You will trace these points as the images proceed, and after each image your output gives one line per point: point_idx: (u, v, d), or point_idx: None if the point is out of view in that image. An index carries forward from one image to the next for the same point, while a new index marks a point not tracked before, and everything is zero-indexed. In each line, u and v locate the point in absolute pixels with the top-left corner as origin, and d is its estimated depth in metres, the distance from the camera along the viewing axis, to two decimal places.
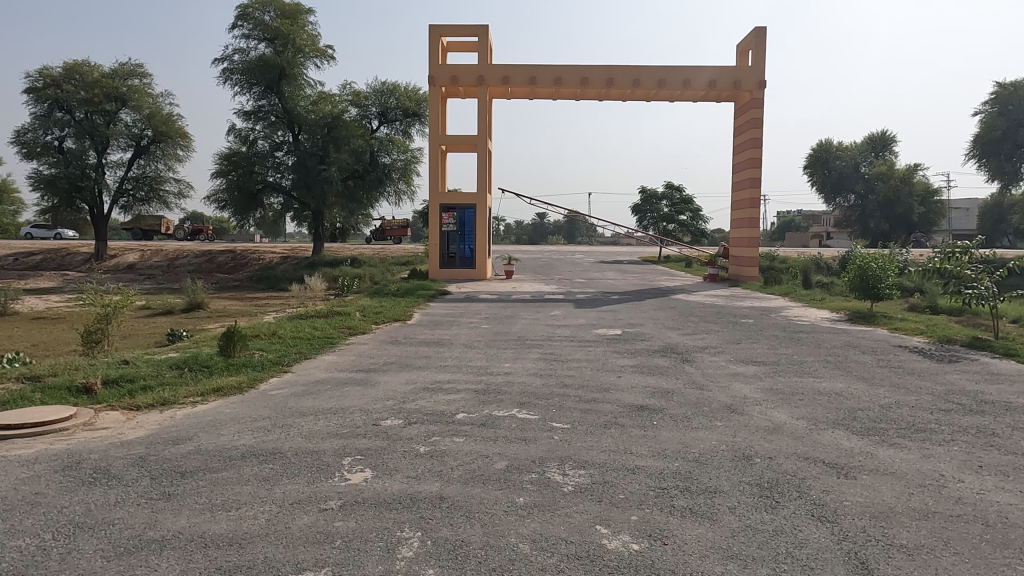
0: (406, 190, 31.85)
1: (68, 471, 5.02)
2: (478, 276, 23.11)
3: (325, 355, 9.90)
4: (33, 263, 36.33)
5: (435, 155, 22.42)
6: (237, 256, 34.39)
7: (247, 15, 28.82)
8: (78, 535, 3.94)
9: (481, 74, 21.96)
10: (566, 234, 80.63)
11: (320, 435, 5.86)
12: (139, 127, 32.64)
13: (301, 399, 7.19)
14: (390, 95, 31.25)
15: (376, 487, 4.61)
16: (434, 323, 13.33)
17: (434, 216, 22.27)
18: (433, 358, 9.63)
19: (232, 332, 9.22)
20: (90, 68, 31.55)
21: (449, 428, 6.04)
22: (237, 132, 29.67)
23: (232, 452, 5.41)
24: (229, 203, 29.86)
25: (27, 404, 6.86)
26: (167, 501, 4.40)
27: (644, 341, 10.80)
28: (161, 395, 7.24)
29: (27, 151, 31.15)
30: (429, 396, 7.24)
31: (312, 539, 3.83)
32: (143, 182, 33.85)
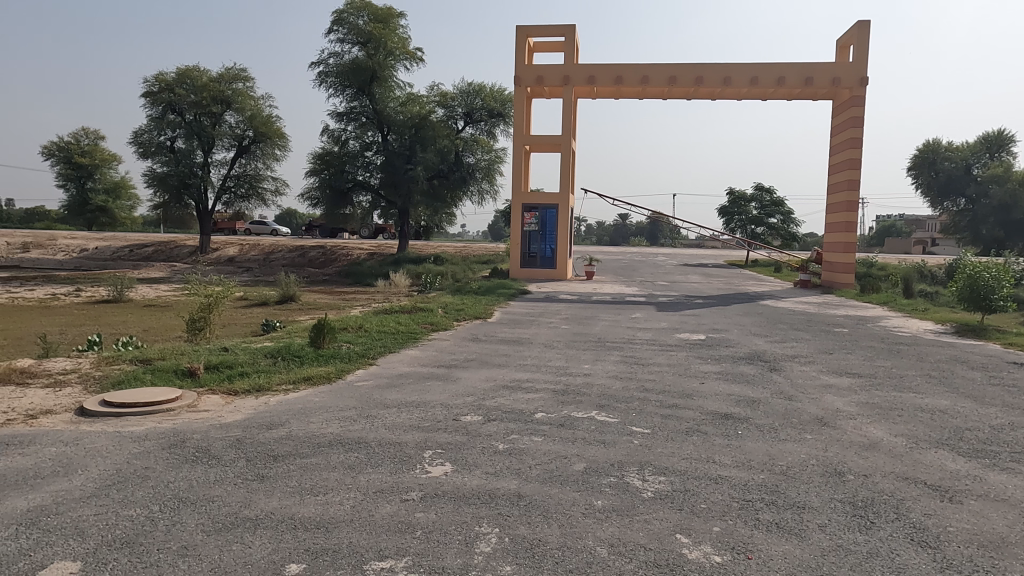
0: (489, 190, 32.10)
1: (174, 449, 5.38)
2: (559, 276, 23.06)
3: (408, 350, 10.15)
4: (145, 254, 39.23)
5: (519, 154, 22.52)
6: (327, 251, 35.80)
7: (341, 20, 29.89)
8: (182, 509, 4.22)
9: (567, 74, 21.93)
10: (648, 236, 78.97)
11: (402, 427, 6.03)
12: (241, 128, 34.59)
13: (385, 392, 7.42)
14: (475, 95, 31.65)
15: (456, 481, 4.69)
16: (513, 322, 13.39)
17: (516, 215, 22.47)
18: (513, 357, 9.68)
19: (322, 324, 9.61)
20: (200, 73, 33.72)
21: (528, 427, 6.07)
22: (330, 132, 30.93)
23: (321, 439, 5.65)
24: (320, 200, 31.03)
25: (138, 385, 7.44)
26: (261, 483, 4.65)
27: (729, 348, 10.48)
28: (257, 382, 7.67)
29: (144, 150, 33.68)
30: (509, 395, 7.29)
31: (394, 528, 3.94)
32: (243, 180, 35.81)
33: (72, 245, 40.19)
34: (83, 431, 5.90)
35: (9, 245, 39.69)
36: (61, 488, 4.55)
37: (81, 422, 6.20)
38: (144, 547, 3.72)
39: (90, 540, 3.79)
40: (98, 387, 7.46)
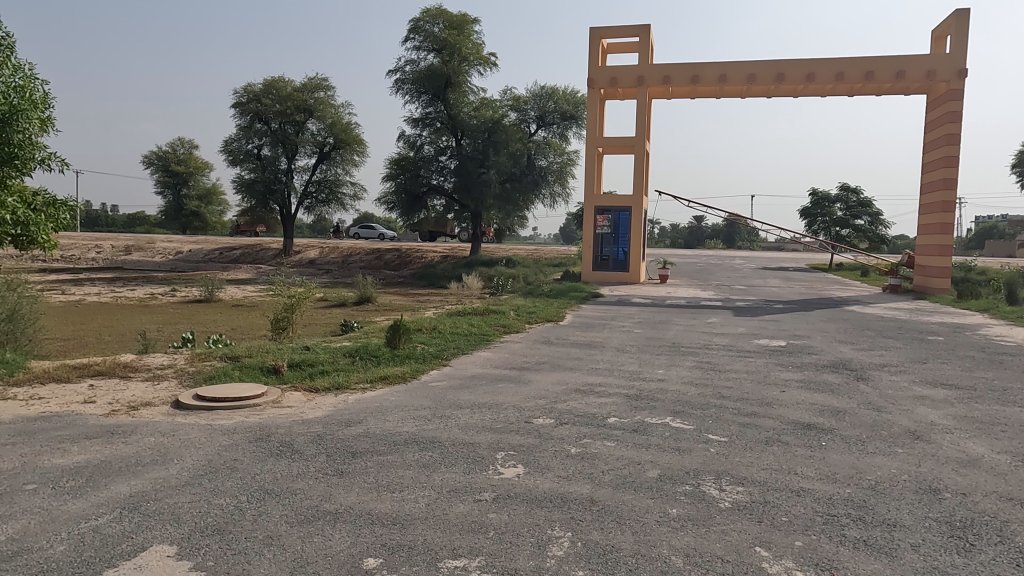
0: (561, 193, 32.15)
1: (260, 443, 5.65)
2: (632, 280, 22.67)
3: (480, 351, 10.26)
4: (234, 256, 41.36)
5: (591, 156, 22.38)
6: (402, 254, 36.65)
7: (418, 28, 30.59)
8: (267, 500, 4.42)
9: (641, 74, 21.64)
10: (725, 238, 76.62)
11: (475, 428, 6.10)
12: (322, 136, 35.93)
13: (458, 392, 7.53)
14: (548, 98, 31.72)
15: (527, 483, 4.70)
16: (585, 325, 13.29)
17: (588, 217, 22.36)
18: (586, 360, 9.62)
19: (398, 325, 9.84)
20: (285, 83, 35.23)
21: (600, 431, 6.02)
22: (406, 138, 31.68)
23: (396, 437, 5.79)
24: (396, 204, 31.93)
25: (228, 380, 7.86)
26: (340, 478, 4.81)
27: (812, 355, 10.05)
28: (336, 380, 7.95)
29: (233, 158, 35.54)
30: (581, 398, 7.25)
31: (467, 527, 4.00)
32: (324, 185, 37.17)
33: (169, 248, 42.84)
34: (178, 423, 6.28)
35: (113, 248, 42.72)
36: (159, 476, 4.84)
37: (177, 414, 6.60)
38: (233, 535, 3.91)
39: (185, 526, 4.02)
40: (192, 381, 7.92)
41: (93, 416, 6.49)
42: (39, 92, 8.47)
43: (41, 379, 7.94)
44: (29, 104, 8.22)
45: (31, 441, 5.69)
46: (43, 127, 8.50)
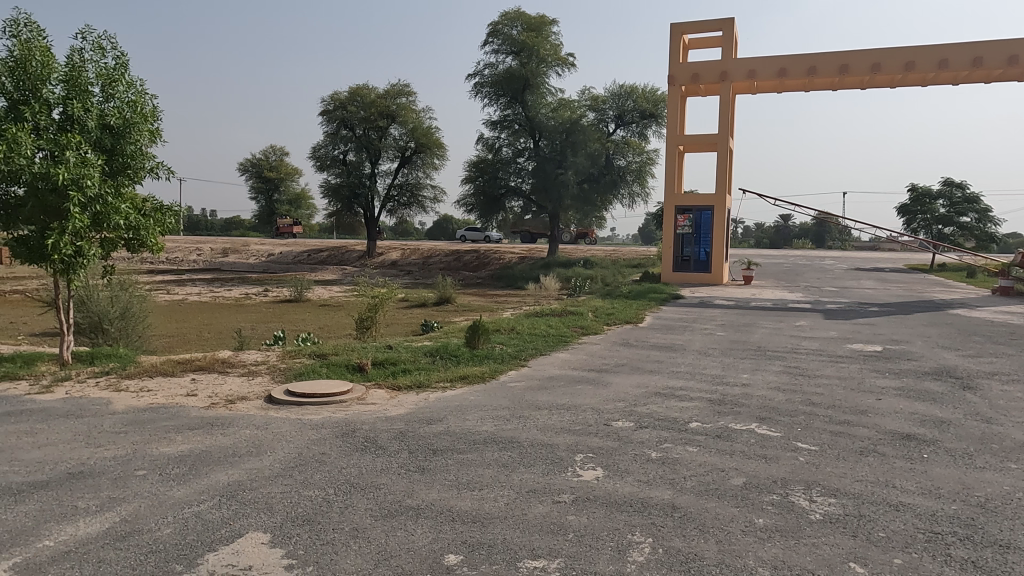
0: (640, 193, 31.60)
1: (346, 438, 5.86)
2: (714, 281, 22.10)
3: (559, 352, 10.23)
4: (321, 258, 43.12)
5: (672, 154, 21.93)
6: (481, 255, 37.08)
7: (496, 31, 30.90)
8: (353, 493, 4.58)
9: (724, 69, 21.02)
10: (814, 238, 73.01)
11: (554, 429, 6.09)
12: (404, 140, 36.91)
13: (536, 393, 7.54)
14: (627, 97, 31.29)
15: (607, 487, 4.65)
16: (666, 327, 13.01)
17: (669, 217, 21.93)
18: (666, 363, 9.43)
19: (477, 325, 9.97)
20: (369, 90, 36.37)
21: (682, 436, 5.87)
22: (485, 140, 32.06)
23: (476, 436, 5.86)
24: (476, 206, 32.45)
25: (316, 377, 8.21)
26: (421, 475, 4.92)
27: (912, 362, 9.44)
28: (418, 378, 8.14)
29: (321, 164, 37.06)
30: (662, 402, 7.11)
31: (546, 528, 3.99)
32: (405, 188, 38.15)
33: (262, 250, 45.20)
34: (271, 416, 6.61)
35: (212, 250, 45.45)
36: (254, 466, 5.11)
37: (270, 408, 6.94)
38: (321, 525, 4.07)
39: (278, 515, 4.22)
40: (283, 377, 8.33)
41: (195, 408, 6.93)
42: (150, 105, 9.10)
43: (150, 373, 8.55)
44: (140, 118, 8.83)
45: (141, 430, 6.13)
46: (152, 139, 9.11)
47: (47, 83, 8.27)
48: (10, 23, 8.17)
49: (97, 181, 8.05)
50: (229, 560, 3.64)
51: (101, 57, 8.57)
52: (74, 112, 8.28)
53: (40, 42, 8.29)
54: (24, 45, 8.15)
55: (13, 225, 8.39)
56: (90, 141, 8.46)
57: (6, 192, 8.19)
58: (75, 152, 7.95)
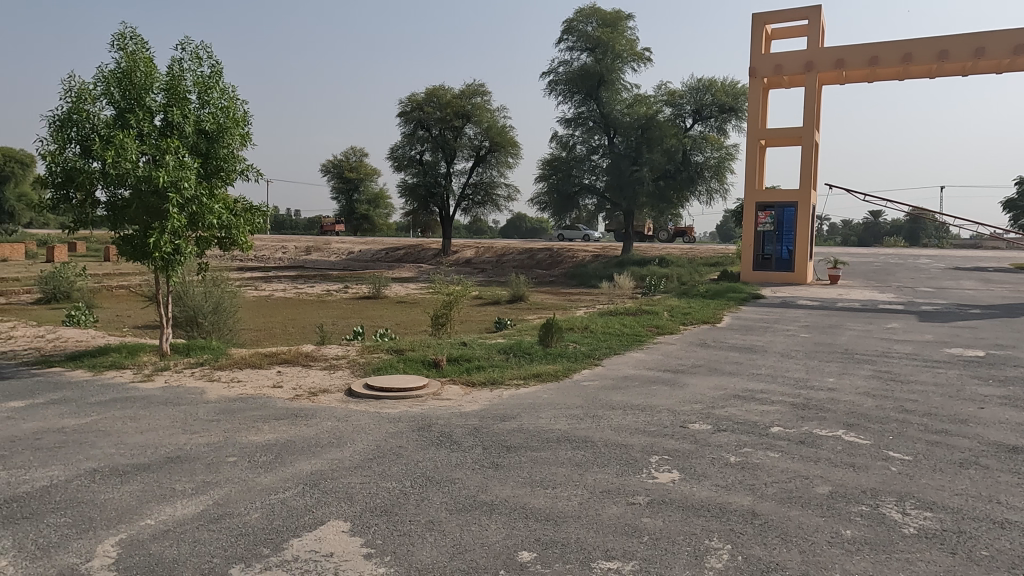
0: (719, 189, 30.45)
1: (422, 432, 5.98)
2: (797, 280, 21.16)
3: (633, 352, 10.08)
4: (398, 256, 44.17)
5: (753, 149, 21.21)
6: (554, 253, 36.99)
7: (571, 28, 30.77)
8: (429, 487, 4.67)
9: (810, 60, 20.14)
10: (908, 236, 68.81)
11: (628, 430, 6.01)
12: (479, 140, 37.30)
13: (610, 393, 7.47)
14: (705, 91, 30.40)
15: (683, 490, 4.55)
16: (745, 328, 12.58)
17: (748, 215, 21.31)
18: (746, 365, 9.11)
19: (550, 323, 9.96)
20: (445, 91, 36.95)
21: (763, 441, 5.68)
22: (559, 138, 32.00)
23: (550, 435, 5.86)
24: (549, 204, 32.43)
25: (393, 371, 8.42)
26: (495, 471, 4.96)
27: (1019, 369, 8.75)
28: (491, 375, 8.22)
29: (398, 164, 38.01)
30: (741, 405, 6.89)
31: (621, 530, 3.94)
32: (480, 187, 38.55)
33: (342, 249, 46.77)
34: (351, 409, 6.82)
35: (296, 249, 47.37)
36: (335, 457, 5.30)
37: (349, 402, 7.17)
38: (398, 517, 4.17)
39: (357, 505, 4.35)
40: (362, 371, 8.58)
41: (281, 399, 7.26)
42: (241, 110, 9.57)
43: (240, 365, 9.02)
44: (232, 123, 9.31)
45: (232, 419, 6.47)
46: (243, 142, 9.59)
47: (150, 92, 8.84)
48: (118, 37, 8.78)
49: (193, 184, 8.54)
50: (312, 546, 3.78)
51: (198, 66, 9.09)
52: (174, 119, 8.81)
53: (143, 53, 8.87)
54: (130, 57, 8.75)
55: (120, 225, 9.01)
56: (187, 145, 8.99)
57: (114, 194, 8.80)
58: (174, 156, 8.47)
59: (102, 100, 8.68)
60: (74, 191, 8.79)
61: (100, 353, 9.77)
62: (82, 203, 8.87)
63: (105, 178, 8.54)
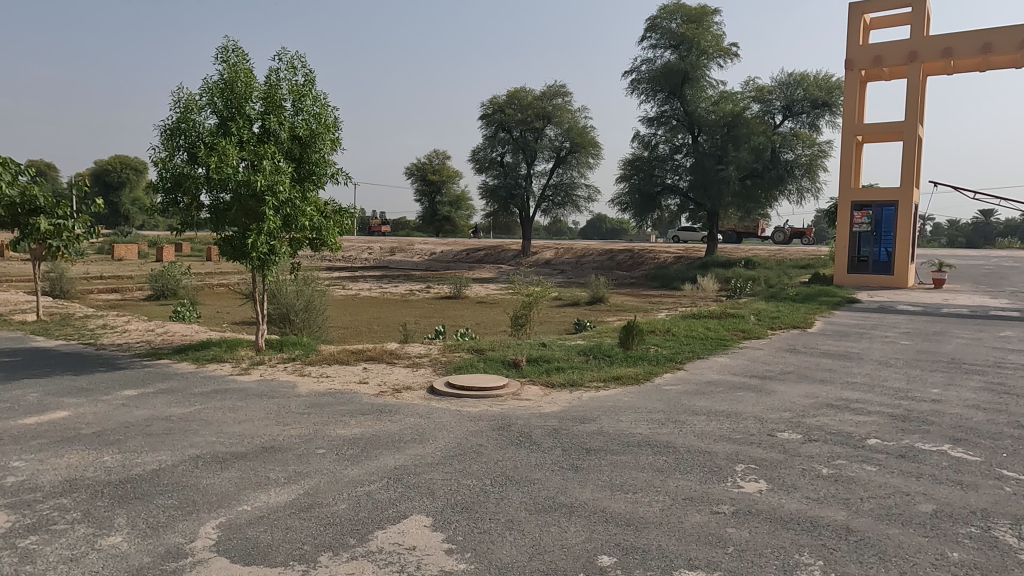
0: (811, 187, 29.08)
1: (502, 432, 6.03)
2: (897, 284, 19.88)
3: (718, 357, 9.78)
4: (479, 257, 44.78)
5: (849, 145, 20.11)
6: (635, 254, 36.46)
7: (655, 26, 30.23)
8: (509, 486, 4.70)
9: (913, 49, 18.93)
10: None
11: (713, 436, 5.84)
12: (560, 141, 37.29)
13: (694, 398, 7.29)
14: (797, 86, 29.17)
15: (772, 501, 4.37)
16: (839, 334, 11.96)
17: (843, 215, 20.31)
18: (840, 373, 8.65)
19: (631, 325, 9.81)
20: (526, 93, 37.16)
21: (858, 453, 5.38)
22: (641, 138, 31.53)
23: (630, 438, 5.77)
24: (630, 205, 32.04)
25: (474, 370, 8.54)
26: (575, 473, 4.94)
27: None
28: (571, 376, 8.19)
29: (480, 165, 38.55)
30: (834, 415, 6.55)
31: (705, 539, 3.84)
32: (560, 188, 38.50)
33: (425, 249, 47.89)
34: (433, 407, 6.97)
35: (381, 249, 48.92)
36: (418, 453, 5.43)
37: (431, 399, 7.33)
38: (479, 514, 4.22)
39: (439, 500, 4.44)
40: (444, 370, 8.76)
41: (367, 395, 7.51)
42: (332, 117, 9.98)
43: (329, 360, 9.41)
44: (323, 128, 9.72)
45: (322, 412, 6.75)
46: (334, 147, 9.99)
47: (249, 101, 9.36)
48: (221, 50, 9.33)
49: (287, 188, 8.97)
50: (396, 539, 3.89)
51: (293, 75, 9.55)
52: (271, 126, 9.29)
53: (244, 64, 9.40)
54: (232, 68, 9.29)
55: (222, 227, 9.56)
56: (282, 151, 9.47)
57: (216, 198, 9.35)
58: (271, 161, 8.93)
59: (206, 110, 9.25)
60: (181, 195, 9.40)
61: (202, 347, 10.41)
62: (188, 206, 9.48)
63: (208, 183, 9.09)
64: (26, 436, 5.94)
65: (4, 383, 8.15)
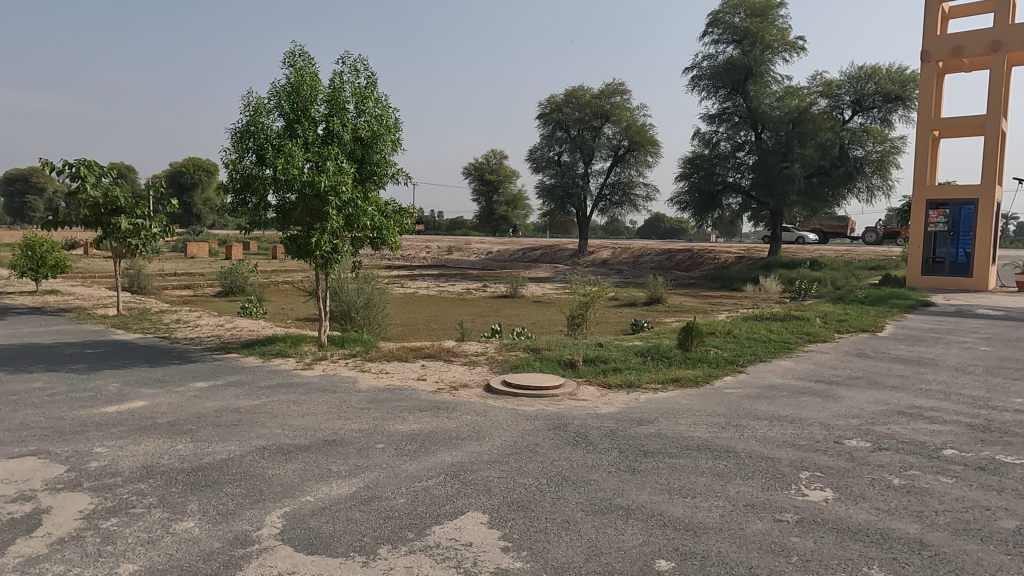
0: (882, 185, 27.84)
1: (558, 431, 6.01)
2: (977, 287, 18.74)
3: (781, 360, 9.50)
4: (536, 257, 44.84)
5: (923, 140, 19.19)
6: (694, 254, 35.77)
7: (717, 20, 29.56)
8: (565, 486, 4.68)
9: (996, 38, 17.94)
10: None
11: (776, 442, 5.68)
12: (618, 139, 36.92)
13: (756, 402, 7.09)
14: (867, 80, 28.04)
15: (838, 511, 4.22)
16: (912, 338, 11.42)
17: (917, 214, 19.41)
18: (913, 379, 8.26)
19: (691, 327, 9.62)
20: (584, 91, 36.94)
21: (932, 464, 5.12)
22: (702, 135, 30.90)
23: (688, 442, 5.67)
24: (690, 204, 31.51)
25: (530, 369, 8.56)
26: (632, 475, 4.88)
27: None
28: (628, 377, 8.10)
29: (537, 165, 38.57)
30: (907, 423, 6.26)
31: (767, 547, 3.73)
32: (618, 187, 38.11)
33: (482, 249, 48.25)
34: (489, 405, 7.02)
35: (439, 249, 49.57)
36: (474, 450, 5.48)
37: (488, 397, 7.38)
38: (535, 513, 4.22)
39: (495, 498, 4.47)
40: (500, 368, 8.80)
41: (425, 392, 7.63)
42: (393, 118, 10.17)
43: (388, 357, 9.59)
44: (385, 130, 9.93)
45: (382, 408, 6.90)
46: (394, 148, 10.18)
47: (314, 104, 9.64)
48: (289, 55, 9.65)
49: (350, 188, 9.19)
50: (452, 535, 3.93)
51: (356, 78, 9.78)
52: (334, 128, 9.55)
53: (310, 68, 9.68)
54: (299, 72, 9.59)
55: (287, 226, 9.88)
56: (345, 152, 9.72)
57: (283, 198, 9.65)
58: (334, 162, 9.17)
59: (274, 113, 9.57)
60: (250, 195, 9.75)
61: (268, 342, 10.78)
62: (257, 206, 9.82)
63: (275, 184, 9.40)
64: (107, 424, 6.29)
65: (88, 373, 8.65)
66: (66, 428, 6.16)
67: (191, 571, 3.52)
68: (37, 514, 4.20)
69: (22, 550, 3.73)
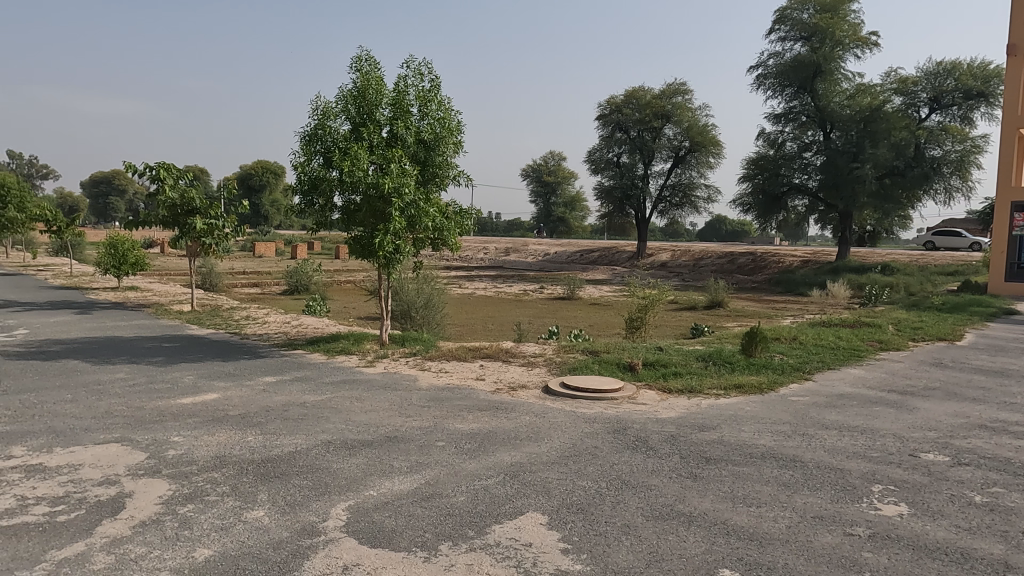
0: (961, 186, 26.35)
1: (618, 435, 5.97)
2: None
3: (851, 368, 9.14)
4: (593, 258, 44.55)
5: (1008, 139, 18.10)
6: (757, 258, 34.84)
7: (784, 17, 28.79)
8: (624, 490, 4.64)
9: None
10: None
11: (845, 452, 5.47)
12: (679, 140, 36.31)
13: (823, 411, 6.84)
14: (947, 75, 26.65)
15: (914, 527, 4.03)
16: (995, 348, 10.81)
17: (1000, 216, 18.34)
18: (995, 392, 7.80)
19: (755, 332, 9.36)
20: (645, 92, 36.51)
21: (1019, 482, 4.82)
22: (767, 135, 30.14)
23: (753, 450, 5.52)
24: (753, 206, 30.76)
25: (589, 372, 8.51)
26: (694, 481, 4.79)
27: None
28: (689, 383, 7.94)
29: (596, 166, 38.40)
30: (990, 437, 5.91)
31: (838, 562, 3.60)
32: (678, 189, 37.48)
33: (539, 250, 48.26)
34: (548, 407, 7.01)
35: (496, 250, 49.95)
36: (533, 451, 5.48)
37: (546, 398, 7.39)
38: (594, 516, 4.21)
39: (555, 500, 4.46)
40: (558, 370, 8.78)
41: (483, 392, 7.70)
42: (455, 120, 10.30)
43: (447, 356, 9.73)
44: (447, 132, 10.09)
45: (441, 406, 6.99)
46: (456, 150, 10.33)
47: (380, 107, 9.87)
48: (356, 60, 9.90)
49: (412, 189, 9.36)
50: (512, 534, 3.95)
51: (420, 81, 9.96)
52: (399, 131, 9.75)
53: (375, 72, 9.90)
54: (365, 76, 9.81)
55: (352, 226, 10.12)
56: (409, 154, 9.91)
57: (348, 200, 9.91)
58: (398, 164, 9.35)
59: (341, 117, 9.84)
60: (317, 197, 10.03)
61: (332, 339, 11.08)
62: (323, 207, 10.11)
63: (341, 185, 9.65)
64: (183, 414, 6.60)
65: (165, 366, 9.10)
66: (146, 417, 6.49)
67: (262, 558, 3.65)
68: (121, 498, 4.45)
69: (109, 530, 3.96)
